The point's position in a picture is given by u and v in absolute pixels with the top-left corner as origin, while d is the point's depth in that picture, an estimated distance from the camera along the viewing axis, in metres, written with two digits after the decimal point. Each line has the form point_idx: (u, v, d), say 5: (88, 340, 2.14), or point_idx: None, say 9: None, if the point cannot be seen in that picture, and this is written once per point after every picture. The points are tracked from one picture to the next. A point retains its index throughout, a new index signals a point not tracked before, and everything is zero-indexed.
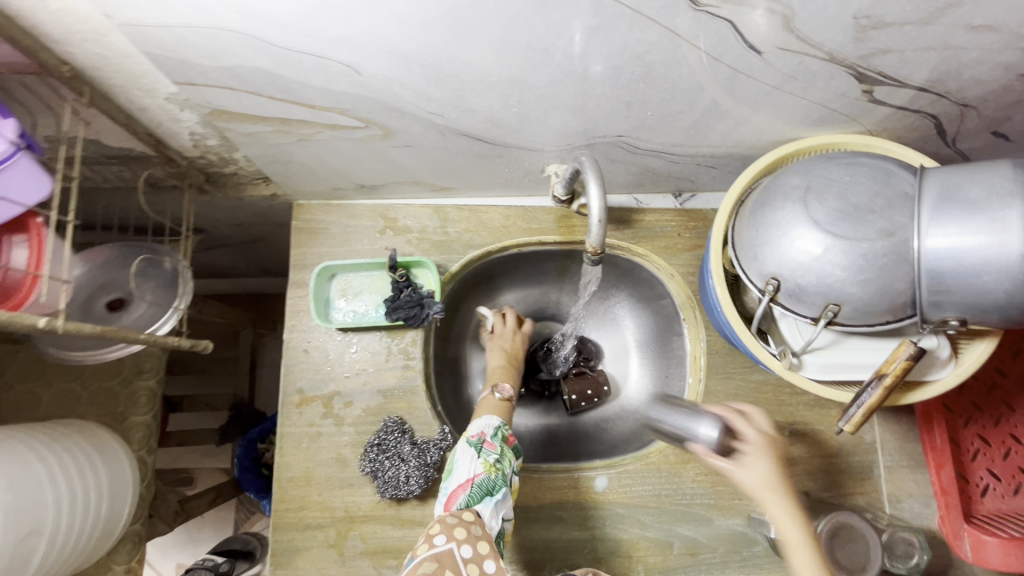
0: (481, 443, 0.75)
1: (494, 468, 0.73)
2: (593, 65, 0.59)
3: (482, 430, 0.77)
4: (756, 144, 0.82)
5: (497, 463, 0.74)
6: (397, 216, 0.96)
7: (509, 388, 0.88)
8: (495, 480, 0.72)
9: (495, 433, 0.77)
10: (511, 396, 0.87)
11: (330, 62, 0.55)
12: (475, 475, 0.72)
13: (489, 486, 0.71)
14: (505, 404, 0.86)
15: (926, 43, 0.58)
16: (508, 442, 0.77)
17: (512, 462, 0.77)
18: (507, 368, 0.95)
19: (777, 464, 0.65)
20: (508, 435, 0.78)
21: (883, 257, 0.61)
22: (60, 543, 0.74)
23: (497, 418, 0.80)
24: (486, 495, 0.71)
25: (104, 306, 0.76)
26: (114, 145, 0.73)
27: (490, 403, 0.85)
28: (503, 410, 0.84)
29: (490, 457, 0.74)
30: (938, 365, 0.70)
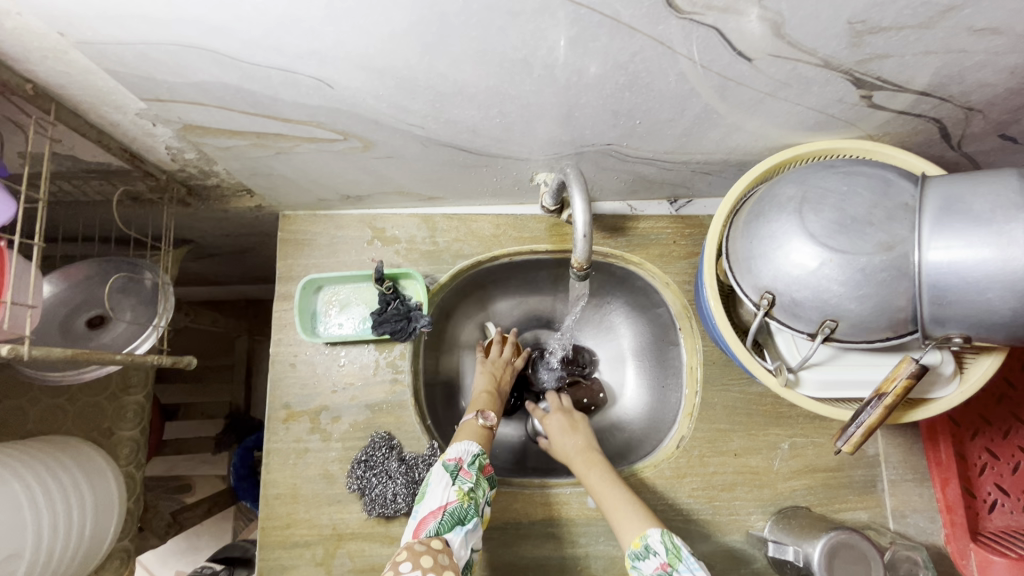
0: (458, 469, 0.74)
1: (467, 497, 0.73)
2: (574, 74, 0.57)
3: (460, 456, 0.76)
4: (751, 150, 0.79)
5: (471, 491, 0.74)
6: (384, 226, 0.94)
7: (493, 414, 0.85)
8: (467, 509, 0.72)
9: (473, 461, 0.76)
10: (493, 424, 0.85)
11: (300, 76, 0.53)
12: (448, 502, 0.71)
13: (460, 515, 0.71)
14: (485, 431, 0.83)
15: (926, 47, 0.55)
16: (484, 472, 0.77)
17: (486, 492, 0.76)
18: (492, 395, 0.92)
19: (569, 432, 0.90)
20: (486, 465, 0.78)
21: (883, 272, 0.59)
22: (42, 566, 0.72)
23: (477, 445, 0.79)
24: (456, 524, 0.70)
25: (84, 324, 0.75)
26: (91, 160, 0.72)
27: (471, 428, 0.83)
28: (483, 437, 0.82)
29: (466, 485, 0.74)
30: (941, 383, 0.67)
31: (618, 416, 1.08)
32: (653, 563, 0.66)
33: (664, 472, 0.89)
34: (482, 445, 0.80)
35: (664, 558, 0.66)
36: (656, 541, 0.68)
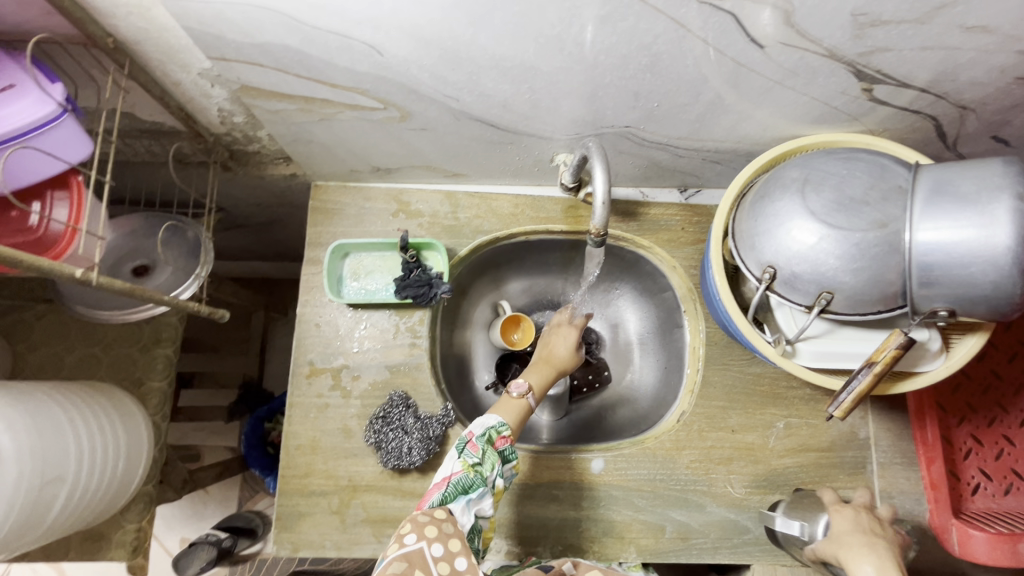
0: (466, 442, 0.73)
1: (473, 469, 0.71)
2: (601, 54, 0.63)
3: (471, 429, 0.74)
4: (759, 140, 0.84)
5: (478, 465, 0.71)
6: (410, 200, 0.99)
7: (524, 383, 0.83)
8: (473, 480, 0.70)
9: (482, 434, 0.74)
10: (527, 394, 0.83)
11: (354, 42, 0.59)
12: (452, 473, 0.71)
13: (465, 485, 0.70)
14: (521, 403, 0.82)
15: (922, 42, 0.61)
16: (494, 445, 0.73)
17: (497, 465, 0.72)
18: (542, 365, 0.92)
19: (865, 529, 0.76)
20: (499, 437, 0.74)
21: (876, 247, 0.64)
22: (79, 493, 0.78)
23: (492, 419, 0.77)
24: (460, 493, 0.70)
25: (130, 270, 0.83)
26: (147, 119, 0.78)
27: (505, 403, 0.82)
28: (516, 413, 0.81)
29: (471, 458, 0.71)
30: (928, 357, 0.72)
31: (622, 394, 1.14)
32: None
33: (664, 444, 0.94)
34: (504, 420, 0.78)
35: None
36: None
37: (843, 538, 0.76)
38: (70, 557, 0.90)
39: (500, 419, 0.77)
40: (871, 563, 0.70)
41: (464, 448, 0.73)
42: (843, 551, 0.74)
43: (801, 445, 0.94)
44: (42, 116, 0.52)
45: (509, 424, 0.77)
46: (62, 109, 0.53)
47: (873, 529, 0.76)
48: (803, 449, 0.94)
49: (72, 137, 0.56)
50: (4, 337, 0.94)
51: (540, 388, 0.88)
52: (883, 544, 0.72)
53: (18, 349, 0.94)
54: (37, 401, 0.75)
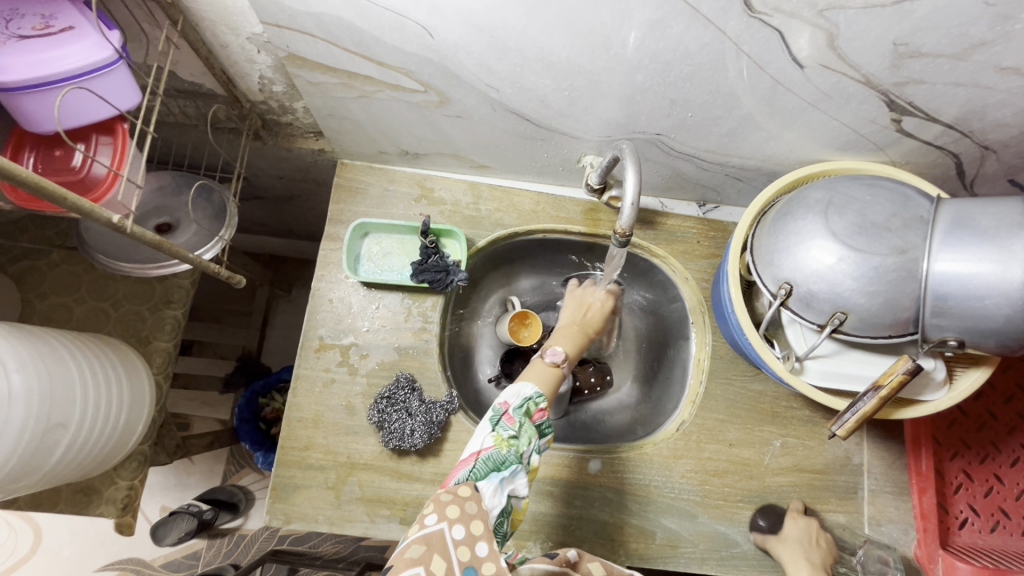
0: (501, 414, 0.71)
1: (507, 444, 0.68)
2: (645, 58, 0.64)
3: (508, 400, 0.72)
4: (784, 161, 0.86)
5: (512, 439, 0.69)
6: (433, 186, 1.00)
7: (559, 351, 0.82)
8: (505, 456, 0.67)
9: (520, 406, 0.72)
10: (562, 362, 0.81)
11: (408, 21, 0.60)
12: (483, 448, 0.68)
13: (498, 462, 0.67)
14: (555, 370, 0.80)
15: (956, 78, 0.62)
16: (531, 418, 0.71)
17: (533, 440, 0.70)
18: (578, 332, 0.91)
19: (810, 539, 0.88)
20: (536, 410, 0.72)
21: (894, 272, 0.65)
22: (79, 443, 0.77)
23: (529, 388, 0.74)
24: (491, 471, 0.67)
25: (153, 228, 0.84)
26: (188, 80, 0.79)
27: (537, 367, 0.80)
28: (548, 377, 0.78)
29: (506, 431, 0.69)
30: (932, 387, 0.73)
31: (622, 399, 1.16)
32: None
33: (662, 451, 0.95)
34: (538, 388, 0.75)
35: None
36: None
37: (790, 546, 0.86)
38: (59, 508, 0.90)
39: (537, 388, 0.75)
40: None
41: (499, 420, 0.71)
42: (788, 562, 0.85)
43: (795, 466, 0.95)
44: (97, 60, 0.53)
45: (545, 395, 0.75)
46: (118, 55, 0.54)
47: (816, 541, 0.88)
48: (797, 471, 0.95)
49: (122, 84, 0.57)
50: (15, 282, 0.94)
51: (573, 355, 0.86)
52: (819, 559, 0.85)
53: (28, 296, 0.94)
54: (46, 343, 0.75)
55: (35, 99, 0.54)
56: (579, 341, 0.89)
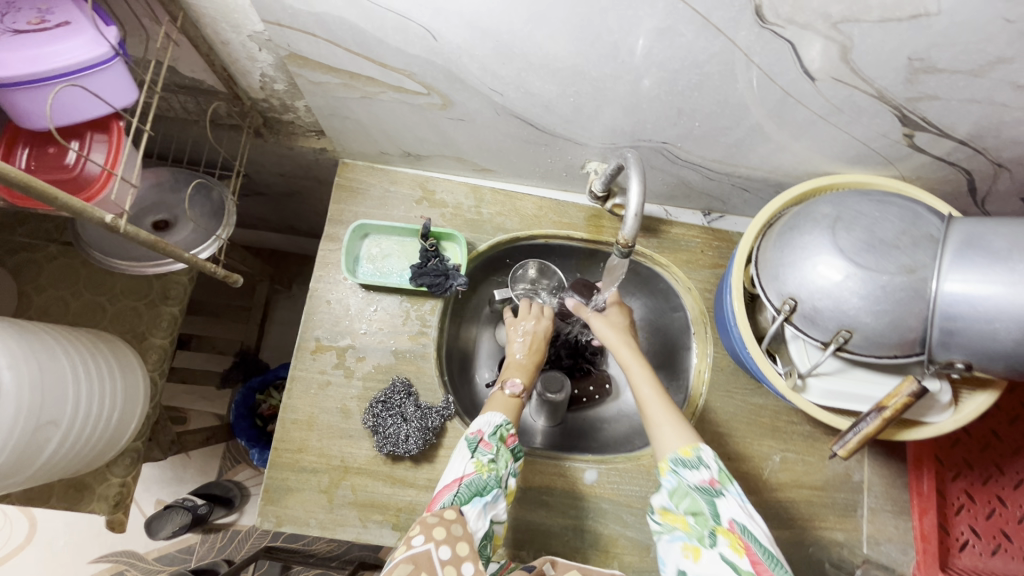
0: (478, 442, 0.71)
1: (487, 469, 0.69)
2: (653, 66, 0.63)
3: (481, 428, 0.72)
4: (792, 172, 0.84)
5: (491, 463, 0.69)
6: (435, 188, 0.99)
7: (518, 382, 0.82)
8: (487, 481, 0.68)
9: (494, 432, 0.72)
10: (521, 393, 0.81)
11: (411, 23, 0.59)
12: (465, 474, 0.68)
13: (479, 487, 0.67)
14: (516, 401, 0.80)
15: (972, 95, 0.61)
16: (507, 443, 0.72)
17: (511, 463, 0.71)
18: (523, 362, 0.88)
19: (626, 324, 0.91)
20: (509, 435, 0.73)
21: (901, 292, 0.64)
22: (70, 441, 0.77)
23: (498, 415, 0.75)
24: (475, 495, 0.66)
25: (151, 224, 0.84)
26: (188, 75, 0.78)
27: (499, 400, 0.79)
28: (513, 408, 0.79)
29: (485, 457, 0.69)
30: (937, 409, 0.72)
31: (621, 409, 1.14)
32: (703, 475, 0.66)
33: None
34: (507, 416, 0.75)
35: (715, 474, 0.66)
36: (709, 457, 0.67)
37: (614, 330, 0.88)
38: (51, 503, 0.88)
39: (505, 416, 0.75)
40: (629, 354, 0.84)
41: (476, 447, 0.71)
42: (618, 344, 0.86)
43: (794, 482, 0.93)
44: (94, 57, 0.52)
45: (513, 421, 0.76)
46: (114, 52, 0.53)
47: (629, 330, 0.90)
48: (795, 486, 0.93)
49: (118, 82, 0.56)
50: (12, 275, 0.93)
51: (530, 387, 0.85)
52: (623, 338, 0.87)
53: (24, 289, 0.93)
54: (41, 340, 0.75)
55: (29, 95, 0.53)
56: (530, 369, 0.88)
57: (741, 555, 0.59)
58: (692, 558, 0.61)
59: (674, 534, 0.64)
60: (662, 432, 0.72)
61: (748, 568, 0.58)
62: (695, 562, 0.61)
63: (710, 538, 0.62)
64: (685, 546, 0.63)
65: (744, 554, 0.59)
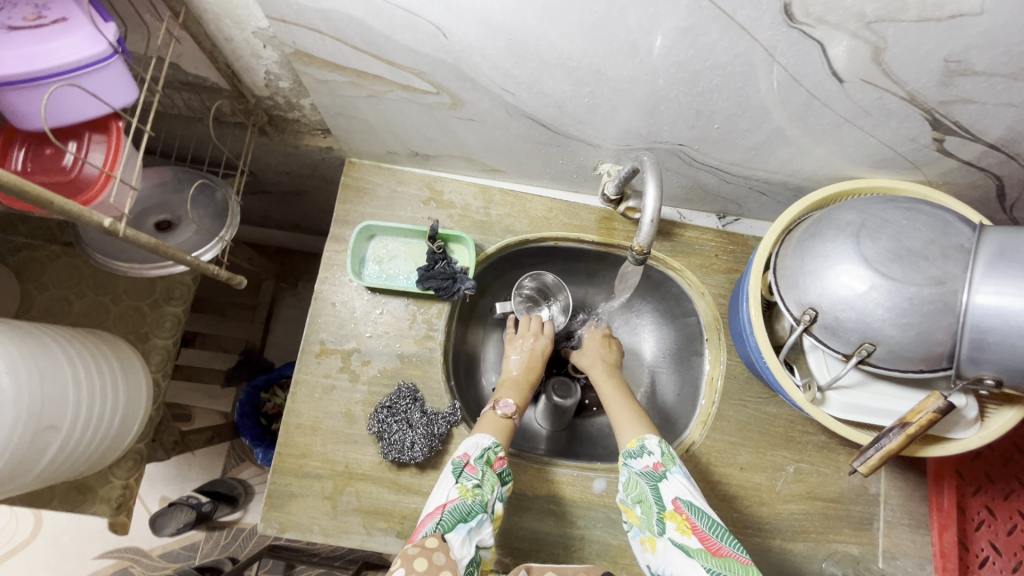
0: (463, 466, 0.71)
1: (472, 494, 0.68)
2: (672, 66, 0.60)
3: (467, 451, 0.73)
4: (813, 176, 0.81)
5: (476, 488, 0.68)
6: (443, 189, 0.97)
7: (510, 402, 0.83)
8: (471, 506, 0.66)
9: (480, 456, 0.72)
10: (514, 414, 0.82)
11: (420, 21, 0.57)
12: (448, 501, 0.67)
13: (464, 512, 0.66)
14: (507, 422, 0.81)
15: (1009, 99, 0.58)
16: (493, 467, 0.71)
17: (496, 488, 0.70)
18: (517, 381, 0.90)
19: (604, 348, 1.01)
20: (496, 458, 0.73)
21: (929, 304, 0.61)
22: (71, 445, 0.75)
23: (488, 438, 0.75)
24: (458, 521, 0.65)
25: (153, 225, 0.83)
26: (191, 72, 0.76)
27: (489, 420, 0.80)
28: (502, 428, 0.79)
29: (469, 481, 0.69)
30: (962, 425, 0.70)
31: None
32: (648, 461, 0.73)
33: None
34: (496, 439, 0.76)
35: (658, 458, 0.73)
36: (653, 443, 0.75)
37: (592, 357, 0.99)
38: (53, 505, 0.88)
39: (494, 439, 0.75)
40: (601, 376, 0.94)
41: (461, 472, 0.71)
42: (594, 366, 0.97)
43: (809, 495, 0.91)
44: (91, 55, 0.50)
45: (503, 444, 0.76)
46: (112, 50, 0.51)
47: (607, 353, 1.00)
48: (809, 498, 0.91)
49: (117, 81, 0.54)
50: (14, 273, 0.92)
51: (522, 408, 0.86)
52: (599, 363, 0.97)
53: (26, 287, 0.92)
54: (38, 340, 0.73)
55: (23, 95, 0.51)
56: (523, 386, 0.90)
57: (689, 535, 0.66)
58: (651, 550, 0.68)
59: (633, 530, 0.72)
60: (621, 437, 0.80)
61: (698, 546, 0.64)
62: (653, 552, 0.68)
63: (659, 526, 0.68)
64: (644, 538, 0.70)
65: (692, 534, 0.65)
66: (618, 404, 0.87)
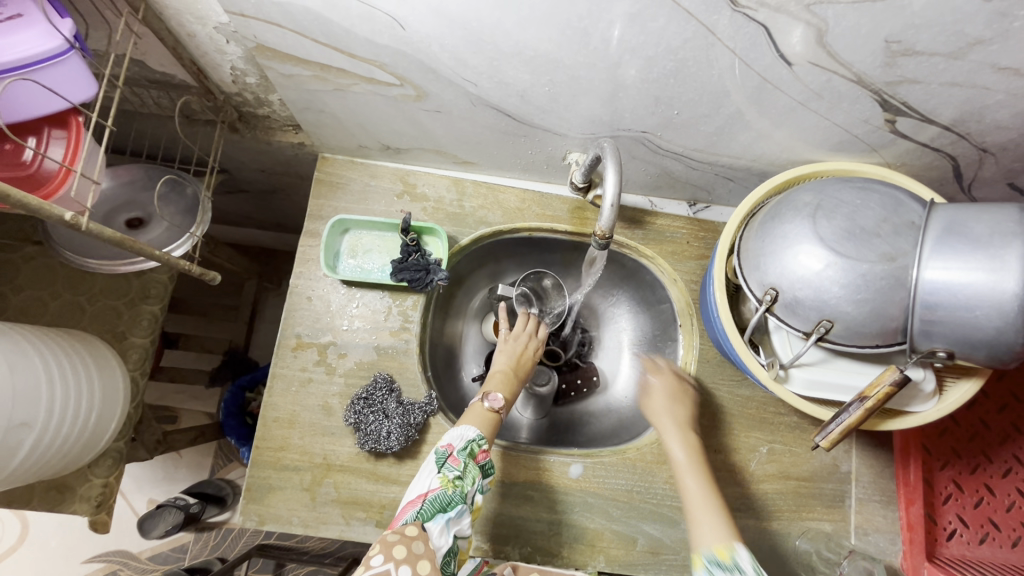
0: (446, 456, 0.71)
1: (452, 485, 0.69)
2: (627, 53, 0.61)
3: (451, 442, 0.72)
4: (776, 160, 0.83)
5: (457, 479, 0.70)
6: (416, 182, 0.98)
7: (500, 396, 0.81)
8: (451, 496, 0.68)
9: (464, 448, 0.72)
10: (501, 408, 0.80)
11: (377, 12, 0.58)
12: (429, 490, 0.68)
13: (444, 502, 0.67)
14: (494, 416, 0.79)
15: (952, 78, 0.60)
16: (476, 459, 0.72)
17: (477, 480, 0.71)
18: (507, 374, 0.87)
19: (670, 396, 0.87)
20: (479, 451, 0.73)
21: (882, 280, 0.62)
22: (46, 442, 0.76)
23: (472, 430, 0.75)
24: (438, 511, 0.66)
25: (124, 222, 0.84)
26: (158, 69, 0.76)
27: (476, 411, 0.79)
28: (489, 423, 0.78)
29: (451, 472, 0.70)
30: (920, 398, 0.72)
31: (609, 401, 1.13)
32: None
33: (646, 456, 0.93)
34: (481, 431, 0.76)
35: None
36: (745, 561, 0.64)
37: (659, 404, 0.86)
38: (31, 505, 0.88)
39: (479, 431, 0.76)
40: (676, 434, 0.82)
41: (444, 462, 0.71)
42: (655, 418, 0.85)
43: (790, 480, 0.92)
44: (46, 50, 0.52)
45: (487, 437, 0.75)
46: (69, 45, 0.53)
47: (676, 397, 0.88)
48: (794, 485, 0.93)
49: (75, 75, 0.56)
50: None
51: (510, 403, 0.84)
52: (681, 420, 0.84)
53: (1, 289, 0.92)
54: (12, 340, 0.74)
55: None
56: (512, 380, 0.87)
57: None
58: None
59: None
60: (702, 531, 0.69)
61: None
62: None
63: None
64: None
65: None
66: (691, 474, 0.76)
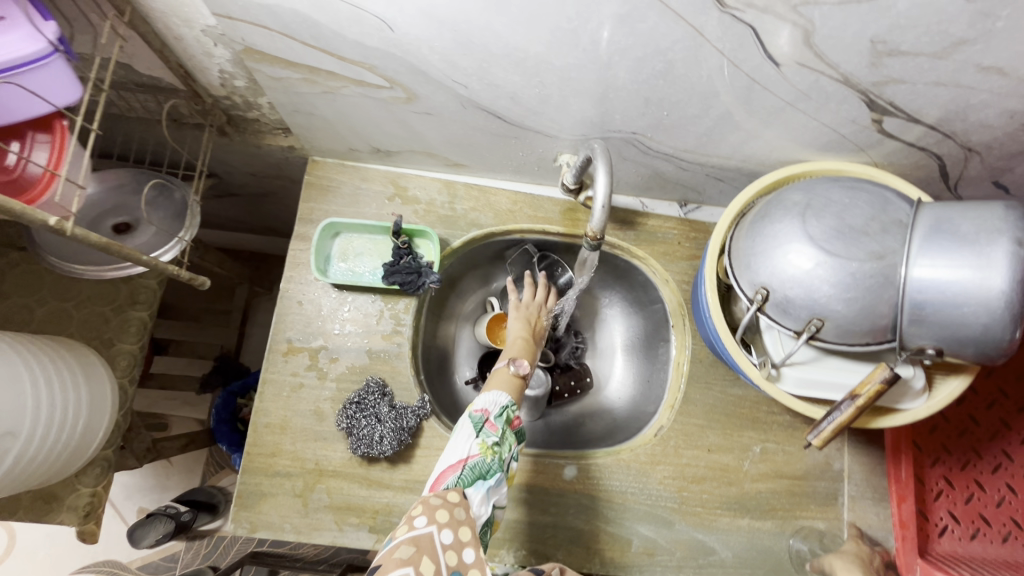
0: (483, 421, 0.72)
1: (491, 452, 0.70)
2: (616, 55, 0.62)
3: (487, 408, 0.73)
4: (765, 161, 0.84)
5: (496, 446, 0.71)
6: (407, 185, 0.97)
7: (526, 363, 0.82)
8: (490, 465, 0.69)
9: (501, 414, 0.73)
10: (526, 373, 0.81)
11: (366, 14, 0.57)
12: (469, 455, 0.69)
13: (483, 470, 0.69)
14: (518, 380, 0.80)
15: (936, 78, 0.60)
16: (512, 427, 0.73)
17: (512, 447, 0.73)
18: (528, 341, 0.87)
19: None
20: (514, 418, 0.74)
21: (871, 279, 0.63)
22: (32, 452, 0.74)
23: (504, 396, 0.75)
24: (478, 478, 0.68)
25: (111, 227, 0.83)
26: (145, 73, 0.76)
27: (501, 376, 0.79)
28: (516, 388, 0.79)
29: (490, 439, 0.71)
30: (910, 395, 0.72)
31: (604, 401, 1.13)
32: None
33: (640, 457, 0.92)
34: (511, 396, 0.76)
35: None
36: None
37: None
38: (18, 516, 0.86)
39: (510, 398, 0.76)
40: None
41: (482, 427, 0.72)
42: None
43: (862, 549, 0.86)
44: (30, 52, 0.52)
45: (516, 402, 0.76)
46: (52, 48, 0.53)
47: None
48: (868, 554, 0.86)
49: (59, 79, 0.56)
50: None
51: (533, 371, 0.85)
52: None
53: None
54: None
55: None
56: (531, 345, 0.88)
57: None
58: None
59: None
60: None
61: None
62: None
63: None
64: None
65: None
66: None
